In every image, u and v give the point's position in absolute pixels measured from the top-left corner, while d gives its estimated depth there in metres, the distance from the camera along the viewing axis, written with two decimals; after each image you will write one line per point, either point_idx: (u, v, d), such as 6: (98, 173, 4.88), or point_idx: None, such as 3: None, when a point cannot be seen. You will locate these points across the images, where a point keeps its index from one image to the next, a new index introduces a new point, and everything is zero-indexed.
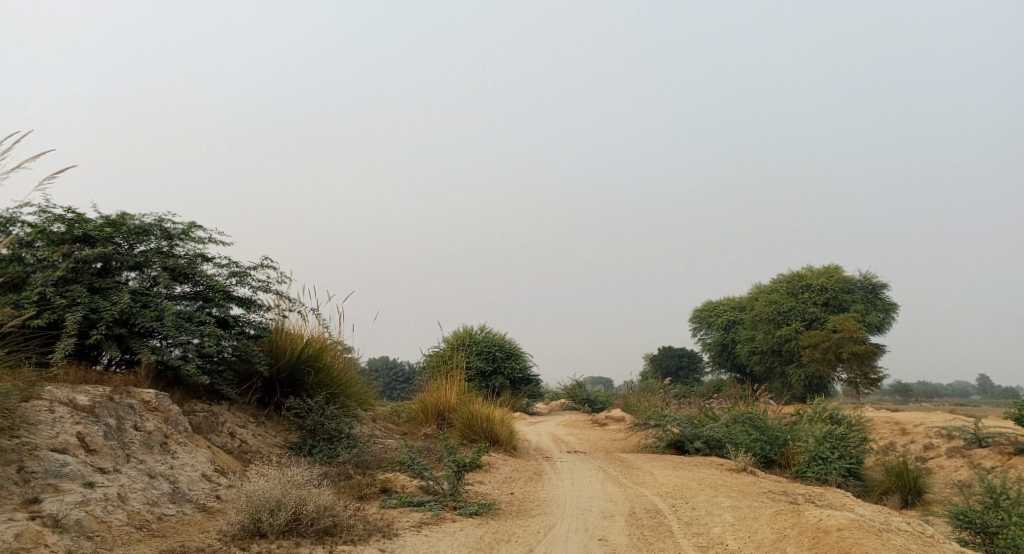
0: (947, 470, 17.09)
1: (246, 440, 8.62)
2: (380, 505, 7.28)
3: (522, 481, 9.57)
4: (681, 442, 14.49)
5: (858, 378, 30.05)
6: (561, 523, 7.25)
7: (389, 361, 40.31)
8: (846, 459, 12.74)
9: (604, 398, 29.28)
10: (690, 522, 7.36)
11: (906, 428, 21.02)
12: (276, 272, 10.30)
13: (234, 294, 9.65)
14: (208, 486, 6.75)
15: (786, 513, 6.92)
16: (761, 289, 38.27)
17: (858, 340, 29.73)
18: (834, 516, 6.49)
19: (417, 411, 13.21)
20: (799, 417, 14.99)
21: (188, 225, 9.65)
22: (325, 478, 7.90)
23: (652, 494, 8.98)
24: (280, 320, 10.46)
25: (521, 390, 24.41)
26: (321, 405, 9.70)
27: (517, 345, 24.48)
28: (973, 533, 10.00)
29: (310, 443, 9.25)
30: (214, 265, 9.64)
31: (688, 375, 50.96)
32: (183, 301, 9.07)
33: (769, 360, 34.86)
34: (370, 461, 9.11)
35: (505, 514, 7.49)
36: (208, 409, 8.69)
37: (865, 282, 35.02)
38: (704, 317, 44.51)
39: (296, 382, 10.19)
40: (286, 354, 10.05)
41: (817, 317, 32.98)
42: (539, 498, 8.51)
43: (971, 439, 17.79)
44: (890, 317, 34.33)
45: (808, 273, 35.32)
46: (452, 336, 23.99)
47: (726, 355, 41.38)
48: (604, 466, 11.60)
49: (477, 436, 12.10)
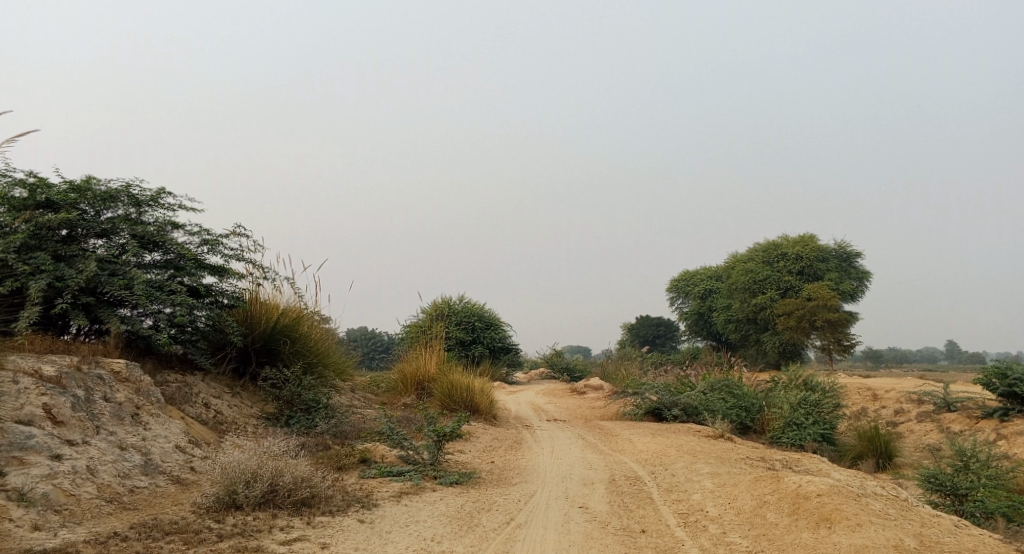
0: (917, 434, 17.48)
1: (221, 411, 8.47)
2: (359, 476, 7.20)
3: (502, 450, 9.54)
4: (659, 410, 14.57)
5: (831, 345, 30.52)
6: (542, 491, 7.24)
7: (367, 332, 40.04)
8: (821, 425, 12.93)
9: (583, 366, 29.42)
10: (670, 488, 7.38)
11: (877, 394, 21.44)
12: (249, 240, 10.04)
13: (206, 262, 9.40)
14: (182, 458, 6.60)
15: (766, 479, 6.97)
16: (737, 259, 38.52)
17: (832, 308, 30.10)
18: (813, 482, 6.54)
19: (396, 381, 13.11)
20: (775, 384, 15.15)
21: (157, 191, 9.33)
22: (303, 448, 7.80)
23: (631, 461, 9.02)
24: (254, 290, 10.24)
25: (500, 359, 24.42)
26: (298, 376, 9.56)
27: (495, 315, 24.42)
28: (943, 496, 10.23)
29: (287, 413, 9.12)
30: (185, 232, 9.36)
31: (665, 343, 51.50)
32: (153, 270, 8.81)
33: (745, 328, 35.26)
34: (349, 431, 9.01)
35: (485, 483, 7.46)
36: (181, 380, 8.51)
37: (839, 251, 35.36)
38: (681, 286, 44.81)
39: (271, 352, 10.02)
40: (261, 323, 9.86)
41: (792, 286, 33.33)
42: (520, 466, 8.50)
43: (940, 403, 18.19)
44: (864, 284, 34.80)
45: (784, 242, 35.60)
46: (430, 306, 23.83)
47: (703, 323, 41.78)
48: (583, 433, 11.64)
49: (456, 405, 12.05)
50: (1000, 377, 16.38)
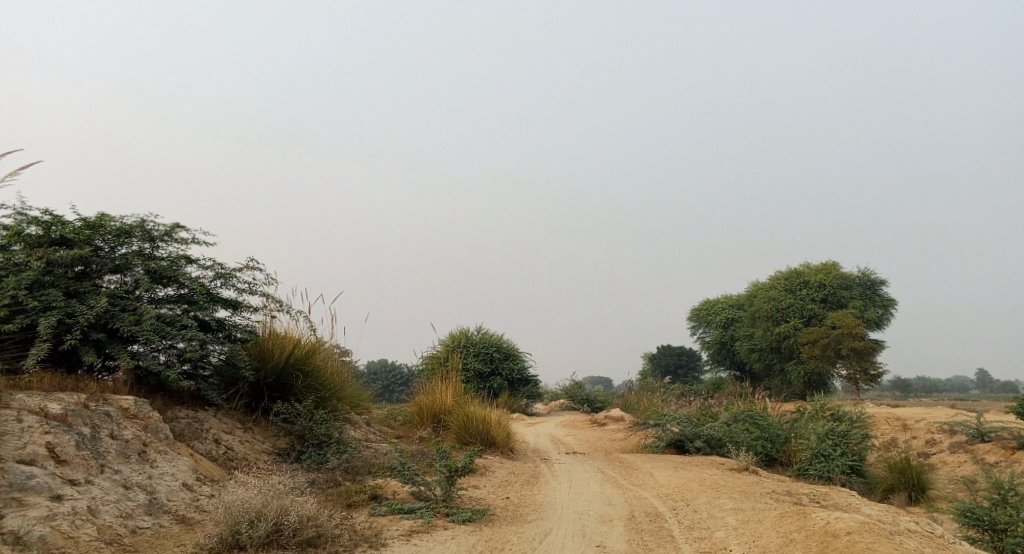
0: (951, 466, 16.85)
1: (232, 447, 8.33)
2: (369, 513, 7.00)
3: (518, 485, 9.27)
4: (681, 442, 14.15)
5: (858, 374, 29.78)
6: (558, 529, 6.98)
7: (387, 365, 39.88)
8: (849, 457, 12.47)
9: (604, 397, 29.02)
10: (692, 525, 7.07)
11: (907, 424, 20.79)
12: (263, 273, 10.01)
13: (218, 296, 9.37)
14: (188, 497, 6.45)
15: (792, 516, 6.64)
16: (758, 287, 38.02)
17: (857, 336, 29.47)
18: (842, 518, 6.21)
19: (412, 414, 12.93)
20: (800, 415, 14.72)
21: (171, 226, 9.37)
22: (312, 485, 7.62)
23: (652, 496, 8.70)
24: (268, 323, 10.17)
25: (519, 391, 24.12)
26: (310, 410, 9.42)
27: (514, 346, 24.19)
28: (981, 531, 9.76)
29: (298, 449, 8.97)
30: (198, 266, 9.35)
31: (687, 373, 50.75)
32: (166, 305, 8.79)
33: (768, 357, 34.59)
34: (360, 467, 8.80)
35: (500, 520, 7.22)
36: (192, 415, 8.40)
37: (863, 278, 34.76)
38: (702, 316, 44.26)
39: (284, 387, 9.90)
40: (274, 357, 9.76)
41: (816, 314, 32.74)
42: (536, 502, 8.24)
43: (973, 433, 17.56)
44: (889, 311, 34.10)
45: (806, 270, 35.12)
46: (448, 338, 23.69)
47: (725, 353, 41.10)
48: (602, 467, 11.33)
49: (472, 439, 11.81)
50: None
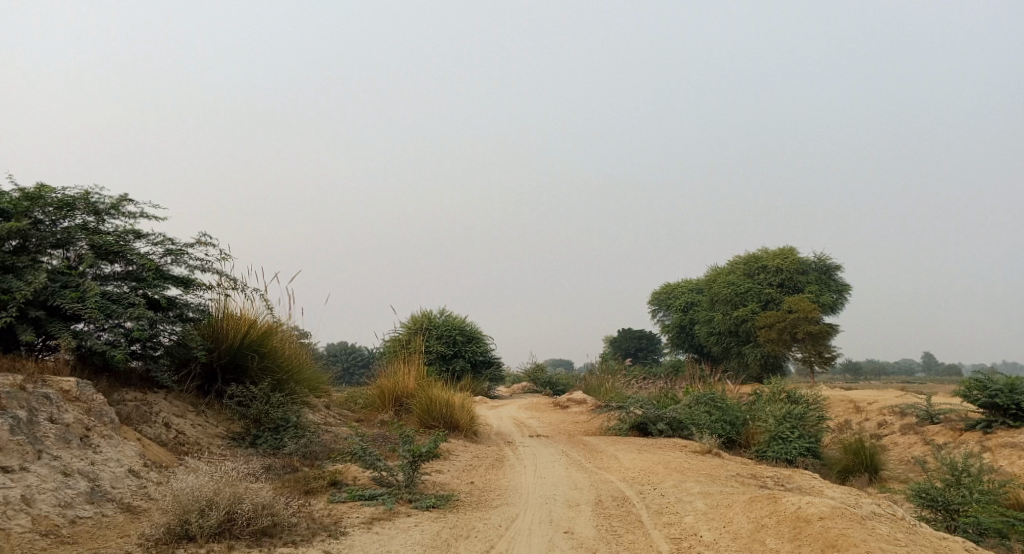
0: (902, 447, 17.29)
1: (183, 431, 7.95)
2: (329, 500, 6.73)
3: (482, 469, 9.09)
4: (644, 424, 14.15)
5: (813, 358, 30.33)
6: (525, 515, 6.81)
7: (347, 347, 39.32)
8: (806, 438, 12.63)
9: (566, 380, 29.07)
10: (661, 510, 6.98)
11: (860, 406, 21.28)
12: (216, 249, 9.55)
13: (169, 274, 8.90)
14: (134, 484, 6.09)
15: (762, 500, 6.59)
16: (718, 272, 38.48)
17: (812, 321, 30.07)
18: (814, 503, 6.17)
19: (374, 397, 12.62)
20: (759, 397, 14.86)
21: (118, 199, 8.84)
22: (268, 471, 7.30)
23: (618, 480, 8.61)
24: (222, 302, 9.73)
25: (481, 373, 23.94)
26: (267, 393, 9.06)
27: (477, 328, 23.97)
28: (935, 511, 9.95)
29: (254, 433, 8.63)
30: (148, 242, 8.86)
31: (647, 356, 51.34)
32: (112, 282, 8.30)
33: (726, 341, 35.10)
34: (319, 451, 8.49)
35: (464, 506, 7.02)
36: (140, 398, 7.97)
37: (819, 264, 35.40)
38: (663, 300, 44.69)
39: (239, 369, 9.50)
40: (228, 338, 9.35)
41: (773, 298, 33.27)
42: (501, 487, 8.07)
43: (923, 415, 18.04)
44: (843, 297, 34.84)
45: (764, 255, 35.62)
46: (410, 320, 23.33)
47: (685, 336, 41.59)
48: (567, 450, 11.24)
49: (435, 422, 11.59)
50: (980, 389, 16.29)
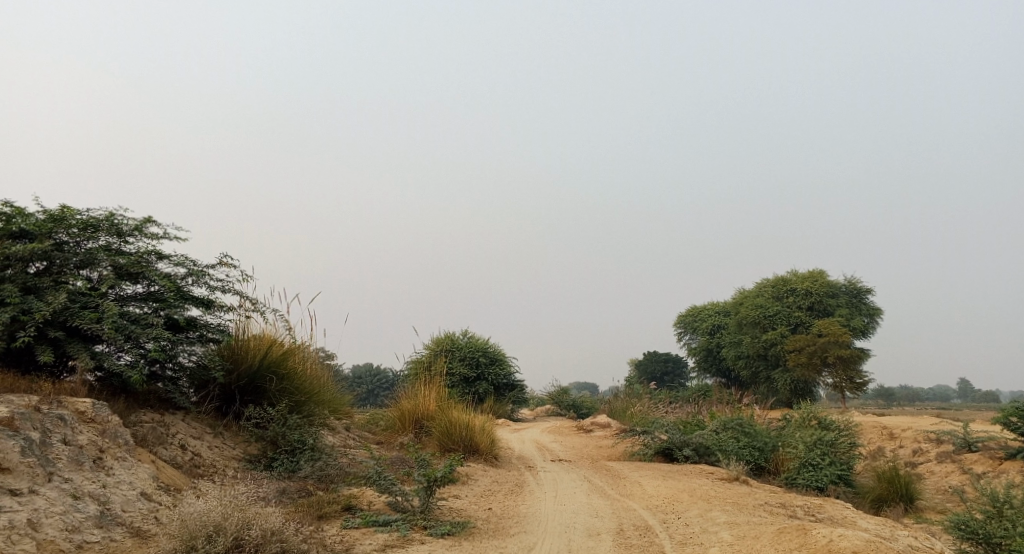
0: (938, 475, 16.65)
1: (199, 453, 7.88)
2: (342, 526, 6.58)
3: (501, 495, 8.88)
4: (669, 449, 13.78)
5: (843, 383, 29.55)
6: (542, 544, 6.58)
7: (372, 369, 39.34)
8: (837, 466, 12.20)
9: (590, 404, 28.67)
10: (684, 540, 6.71)
11: (894, 432, 20.60)
12: (237, 270, 9.55)
13: (190, 294, 8.91)
14: (146, 507, 6.01)
15: (791, 532, 6.30)
16: (745, 294, 37.86)
17: (843, 344, 29.37)
18: (846, 536, 5.87)
19: (394, 419, 12.49)
20: (788, 423, 14.42)
21: (141, 220, 8.91)
22: (282, 495, 7.19)
23: (641, 508, 8.34)
24: (243, 323, 9.71)
25: (504, 396, 23.70)
26: (284, 415, 8.97)
27: (501, 350, 23.79)
28: (975, 544, 9.47)
29: (270, 456, 8.54)
30: (169, 263, 8.89)
31: (674, 379, 50.59)
32: (133, 302, 8.32)
33: (754, 364, 34.40)
34: (335, 475, 8.35)
35: (481, 534, 6.82)
36: (157, 420, 7.94)
37: (849, 286, 34.69)
38: (689, 322, 44.06)
39: (257, 390, 9.44)
40: (247, 359, 9.31)
41: (802, 321, 32.59)
42: (519, 514, 7.86)
43: (960, 443, 17.36)
44: (875, 320, 34.02)
45: (792, 277, 35.00)
46: (434, 341, 23.24)
47: (712, 360, 40.89)
48: (589, 475, 10.96)
49: (455, 446, 11.40)
50: (1020, 416, 15.68)
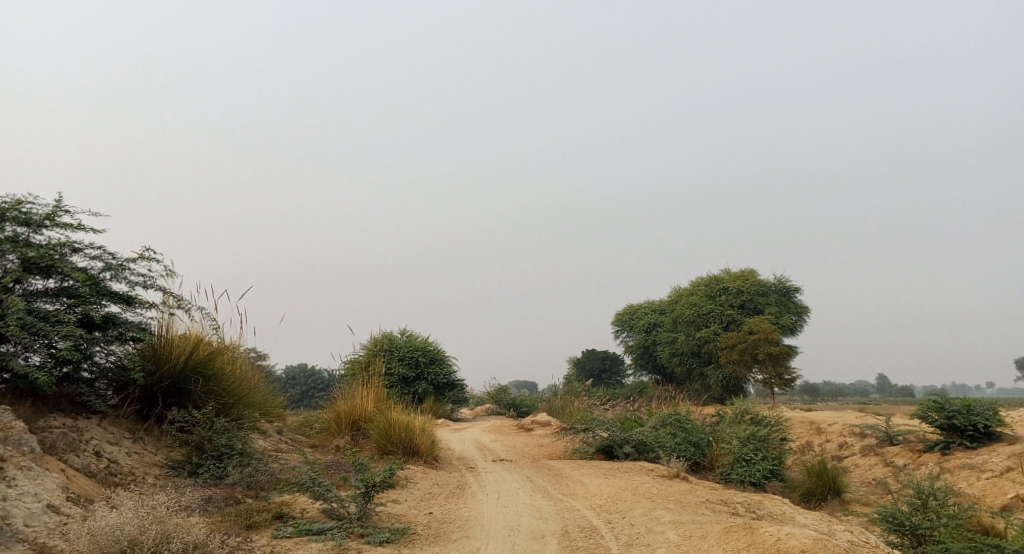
0: (862, 468, 17.29)
1: (115, 460, 7.31)
2: (273, 536, 6.19)
3: (442, 498, 8.61)
4: (610, 447, 13.73)
5: (773, 379, 30.43)
6: (486, 549, 6.37)
7: (307, 369, 38.36)
8: (769, 461, 12.46)
9: (529, 402, 28.65)
10: (631, 542, 6.61)
11: (820, 427, 21.31)
12: (161, 264, 8.94)
13: (108, 290, 8.28)
14: (53, 521, 5.48)
15: (738, 531, 6.28)
16: (679, 293, 38.61)
17: (772, 342, 30.28)
18: (793, 535, 5.89)
19: (330, 421, 12.03)
20: (722, 419, 14.65)
21: (53, 210, 8.22)
22: (208, 504, 6.72)
23: (584, 508, 8.23)
24: (167, 322, 9.09)
25: (444, 395, 23.37)
26: (211, 418, 8.43)
27: (440, 349, 23.45)
28: (902, 535, 9.77)
29: (195, 461, 8.02)
30: (84, 255, 8.23)
31: (611, 377, 51.25)
32: (42, 299, 7.66)
33: (688, 362, 35.09)
34: (265, 481, 7.91)
35: (421, 540, 6.55)
36: (69, 425, 7.33)
37: (778, 285, 35.84)
38: (626, 321, 44.65)
39: (182, 392, 8.85)
40: (171, 359, 8.72)
41: (734, 320, 33.48)
42: (461, 518, 7.61)
43: (882, 437, 18.07)
44: (802, 319, 35.24)
45: (725, 277, 35.87)
46: (372, 341, 22.70)
47: (648, 357, 41.53)
48: (531, 475, 10.80)
49: (393, 447, 11.05)
50: (937, 410, 16.40)
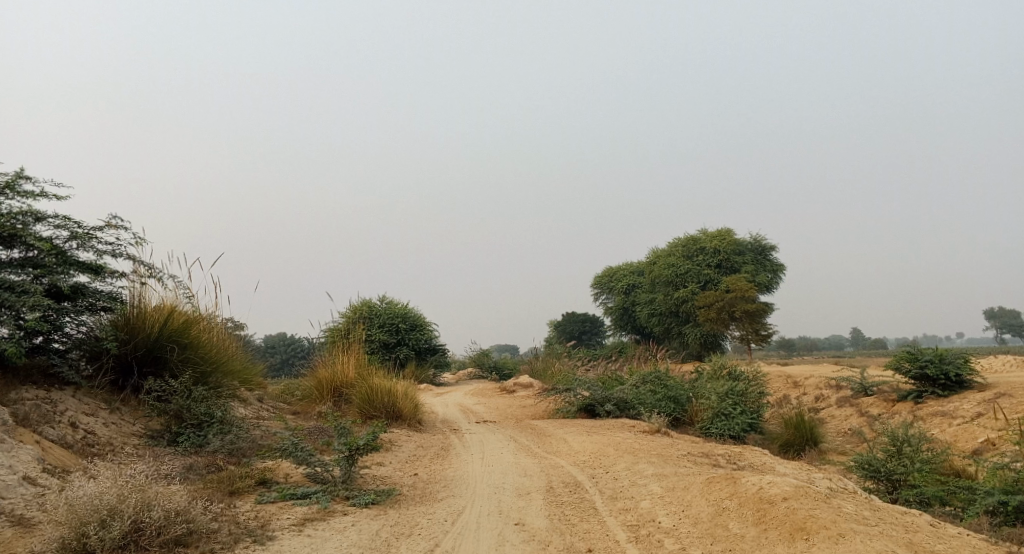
0: (838, 419, 17.67)
1: (92, 431, 7.18)
2: (256, 501, 6.14)
3: (427, 459, 8.62)
4: (591, 406, 13.84)
5: (750, 336, 30.84)
6: (472, 506, 6.39)
7: (287, 338, 38.14)
8: (748, 414, 12.65)
9: (511, 365, 28.79)
10: (616, 495, 6.67)
11: (797, 381, 21.70)
12: (130, 232, 8.69)
13: (75, 259, 8.03)
14: (29, 493, 5.37)
15: (721, 481, 6.35)
16: (657, 253, 38.75)
17: (749, 299, 30.61)
18: (775, 483, 5.96)
19: (311, 388, 11.95)
20: (702, 375, 14.82)
21: (13, 178, 7.91)
22: (189, 472, 6.64)
23: (569, 464, 8.29)
24: (138, 291, 8.87)
25: (426, 361, 23.38)
26: (188, 386, 8.30)
27: (420, 315, 23.36)
28: (877, 482, 10.00)
29: (174, 430, 7.90)
30: (49, 224, 7.96)
31: (592, 338, 51.68)
32: (6, 270, 7.40)
33: (667, 321, 35.41)
34: (246, 448, 7.84)
35: (407, 500, 6.55)
36: (42, 397, 7.16)
37: (755, 243, 36.11)
38: (605, 283, 44.84)
39: (158, 362, 8.69)
40: (145, 328, 8.54)
41: (711, 278, 33.74)
42: (446, 478, 7.63)
43: (857, 388, 18.43)
44: (778, 276, 35.62)
45: (702, 236, 36.04)
46: (351, 308, 22.53)
47: (628, 318, 41.85)
48: (515, 435, 10.85)
49: (376, 412, 11.02)
50: (911, 361, 16.71)
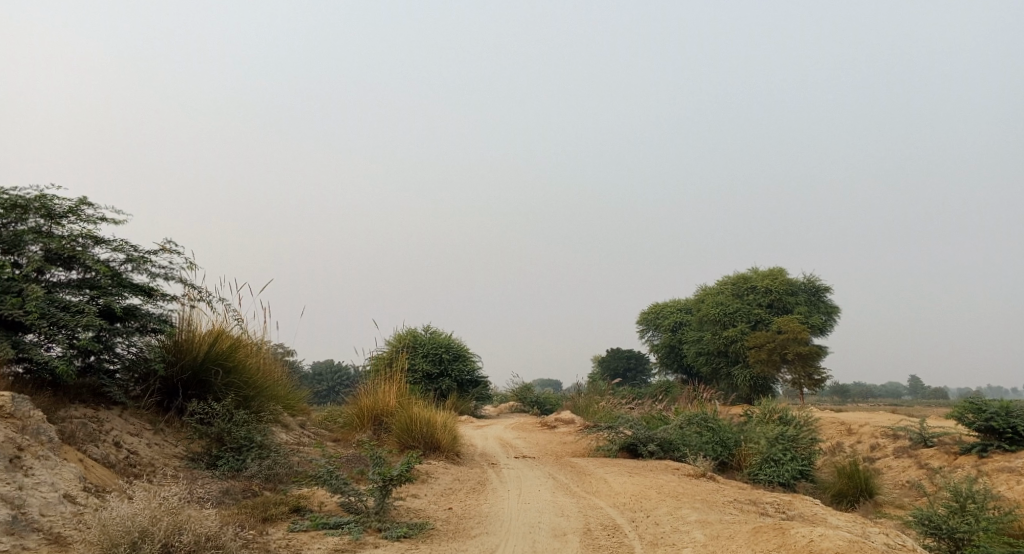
0: (895, 471, 16.79)
1: (135, 451, 7.29)
2: (289, 529, 6.08)
3: (463, 493, 8.47)
4: (634, 445, 13.47)
5: (802, 379, 29.84)
6: (505, 546, 6.19)
7: (333, 365, 38.57)
8: (799, 461, 12.10)
9: (554, 401, 28.40)
10: (656, 541, 6.37)
11: (852, 428, 20.79)
12: (182, 256, 8.92)
13: (129, 281, 8.26)
14: (68, 511, 5.43)
15: (768, 531, 6.02)
16: (706, 292, 38.06)
17: (802, 341, 29.66)
18: (826, 536, 5.62)
19: (352, 416, 11.96)
20: (750, 418, 14.30)
21: (76, 203, 8.23)
22: (225, 496, 6.65)
23: (608, 506, 8.02)
24: (188, 314, 9.07)
25: (468, 393, 23.26)
26: (230, 410, 8.39)
27: (464, 346, 23.33)
28: (939, 540, 9.38)
29: (214, 453, 7.96)
30: (106, 247, 8.23)
31: (636, 376, 50.79)
32: (64, 290, 7.66)
33: (715, 361, 34.49)
34: (283, 474, 7.84)
35: (440, 536, 6.40)
36: (90, 416, 7.33)
37: (808, 284, 35.17)
38: (651, 320, 44.17)
39: (202, 385, 8.82)
40: (192, 350, 8.70)
41: (762, 318, 32.89)
42: (481, 514, 7.45)
43: (916, 438, 17.52)
44: (833, 319, 34.51)
45: (753, 276, 35.30)
46: (396, 337, 22.66)
47: (674, 356, 41.01)
48: (554, 472, 10.60)
49: (415, 442, 10.93)
50: (975, 412, 15.81)
